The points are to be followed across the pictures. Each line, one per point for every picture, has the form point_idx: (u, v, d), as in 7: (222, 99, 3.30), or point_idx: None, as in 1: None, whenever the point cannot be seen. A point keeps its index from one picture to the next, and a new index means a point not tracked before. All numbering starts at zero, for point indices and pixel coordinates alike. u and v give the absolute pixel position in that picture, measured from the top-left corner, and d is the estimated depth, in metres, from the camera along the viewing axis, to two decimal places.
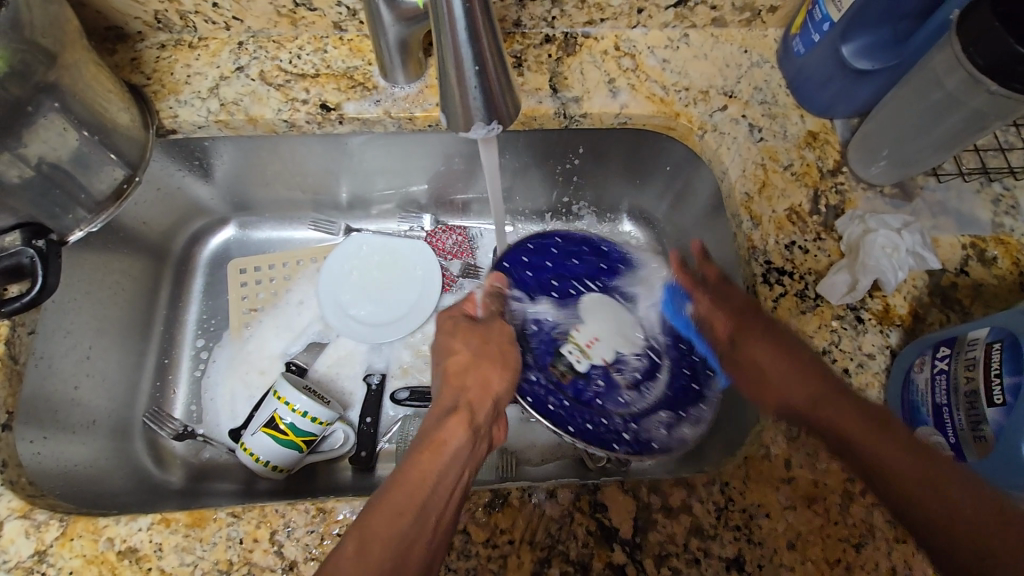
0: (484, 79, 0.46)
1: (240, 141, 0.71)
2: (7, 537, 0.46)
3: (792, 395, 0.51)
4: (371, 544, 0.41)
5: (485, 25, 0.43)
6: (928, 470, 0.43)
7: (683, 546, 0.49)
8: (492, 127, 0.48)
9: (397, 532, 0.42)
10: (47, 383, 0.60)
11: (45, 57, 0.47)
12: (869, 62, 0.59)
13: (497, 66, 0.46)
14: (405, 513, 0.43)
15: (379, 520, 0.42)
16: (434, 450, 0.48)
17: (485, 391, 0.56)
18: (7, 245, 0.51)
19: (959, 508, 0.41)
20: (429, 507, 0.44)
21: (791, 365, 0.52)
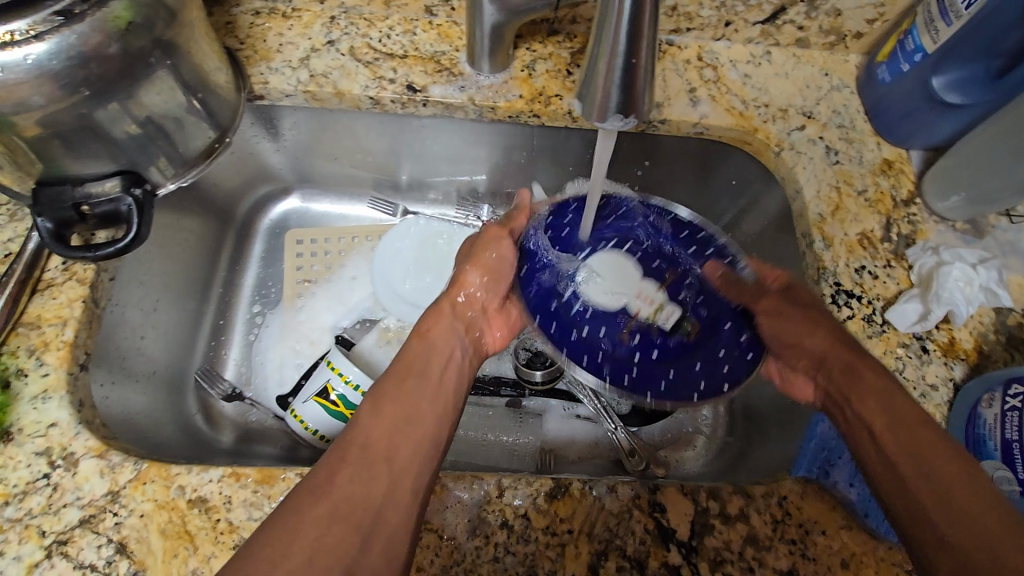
0: (632, 75, 0.40)
1: (317, 112, 0.72)
2: (81, 475, 0.47)
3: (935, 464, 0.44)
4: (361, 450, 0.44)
5: (650, 11, 0.38)
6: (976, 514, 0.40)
7: (738, 554, 0.49)
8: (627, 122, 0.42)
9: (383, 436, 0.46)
10: (119, 329, 0.63)
11: (166, 13, 0.48)
12: (959, 95, 0.59)
13: (650, 62, 0.40)
14: (391, 418, 0.47)
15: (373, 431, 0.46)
16: (410, 357, 0.53)
17: (457, 304, 0.59)
18: (107, 191, 0.52)
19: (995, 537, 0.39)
20: (416, 402, 0.49)
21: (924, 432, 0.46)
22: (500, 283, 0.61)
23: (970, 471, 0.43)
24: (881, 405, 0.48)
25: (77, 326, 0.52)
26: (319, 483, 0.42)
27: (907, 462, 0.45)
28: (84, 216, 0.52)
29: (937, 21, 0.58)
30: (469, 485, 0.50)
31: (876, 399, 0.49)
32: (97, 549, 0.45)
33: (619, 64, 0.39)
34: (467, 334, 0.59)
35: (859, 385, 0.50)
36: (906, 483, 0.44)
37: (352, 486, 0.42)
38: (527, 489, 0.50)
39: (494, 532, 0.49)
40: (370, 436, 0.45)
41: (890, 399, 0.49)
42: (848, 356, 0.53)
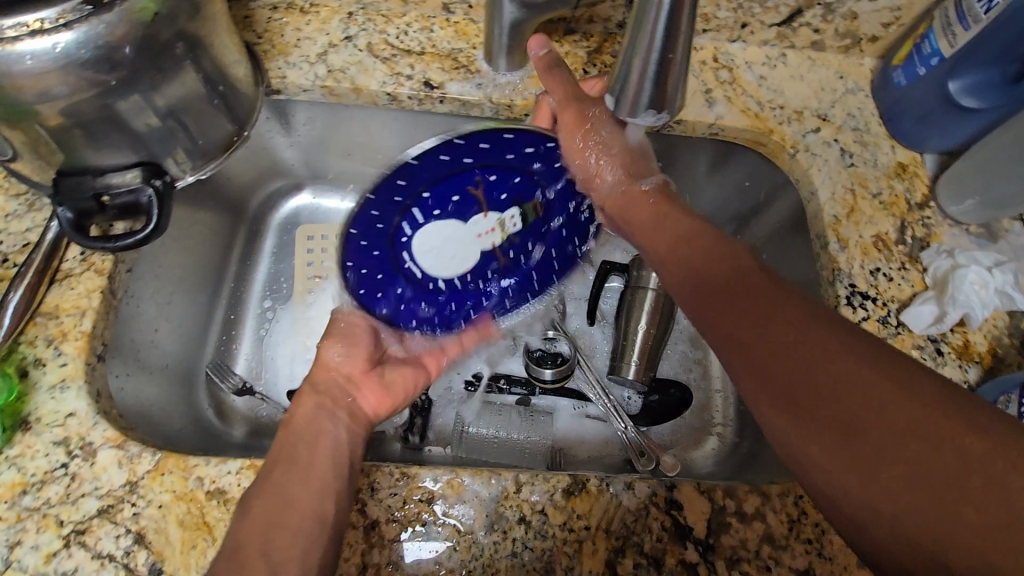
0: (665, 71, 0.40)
1: (332, 108, 0.72)
2: (100, 465, 0.47)
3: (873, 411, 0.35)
4: (266, 512, 0.44)
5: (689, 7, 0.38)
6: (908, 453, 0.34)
7: (754, 552, 0.49)
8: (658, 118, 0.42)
9: (276, 489, 0.45)
10: (135, 321, 0.63)
11: (190, 6, 0.48)
12: (974, 99, 0.60)
13: (683, 59, 0.40)
14: (285, 468, 0.47)
15: (264, 488, 0.45)
16: (293, 427, 0.52)
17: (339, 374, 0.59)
18: (127, 181, 0.52)
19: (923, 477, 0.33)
20: (302, 473, 0.47)
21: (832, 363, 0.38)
22: (360, 347, 0.61)
23: (929, 432, 0.34)
24: (767, 350, 0.40)
25: (95, 317, 0.52)
26: (243, 543, 0.42)
27: (805, 410, 0.38)
28: (104, 207, 0.52)
29: (955, 25, 0.58)
30: (486, 481, 0.50)
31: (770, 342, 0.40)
32: (115, 539, 0.45)
33: (654, 60, 0.39)
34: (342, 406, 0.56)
35: (731, 327, 0.43)
36: (835, 429, 0.36)
37: (262, 542, 0.42)
38: (544, 486, 0.50)
39: (513, 527, 0.49)
40: (255, 506, 0.44)
41: (777, 314, 0.41)
42: (730, 274, 0.45)
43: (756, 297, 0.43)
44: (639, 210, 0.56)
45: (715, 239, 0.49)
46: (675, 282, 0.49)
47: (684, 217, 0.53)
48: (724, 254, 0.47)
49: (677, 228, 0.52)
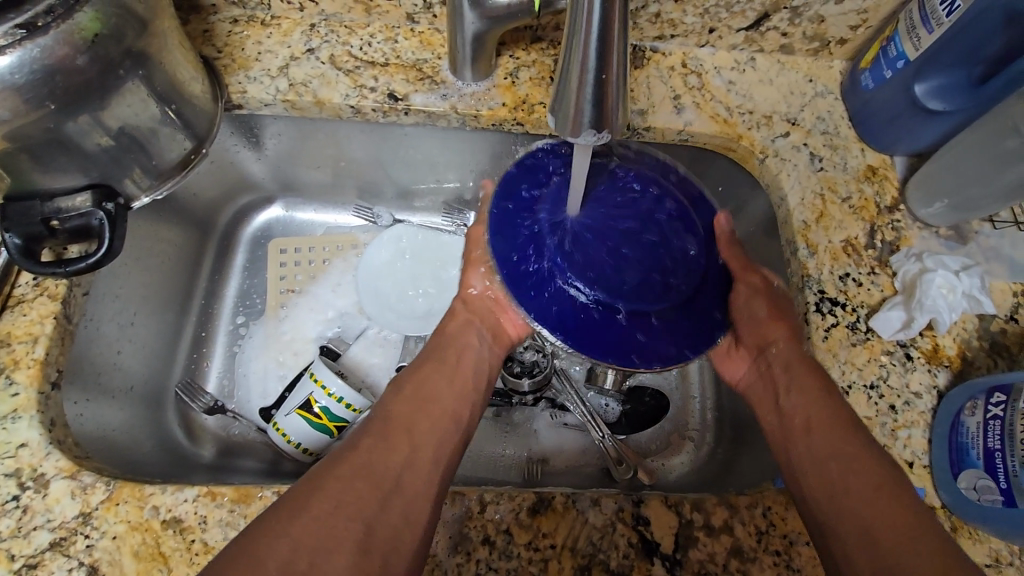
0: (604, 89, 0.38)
1: (298, 121, 0.71)
2: (53, 497, 0.46)
3: (873, 516, 0.44)
4: (376, 461, 0.46)
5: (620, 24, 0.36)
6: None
7: (722, 566, 0.49)
8: (601, 136, 0.40)
9: (390, 453, 0.47)
10: (94, 345, 0.62)
11: (137, 23, 0.47)
12: (940, 102, 0.59)
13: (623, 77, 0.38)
14: (403, 440, 0.49)
15: (381, 444, 0.48)
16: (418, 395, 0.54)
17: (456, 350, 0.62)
18: (77, 205, 0.51)
19: None
20: (408, 450, 0.48)
21: (876, 490, 0.45)
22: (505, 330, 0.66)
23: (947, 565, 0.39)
24: (848, 495, 0.46)
25: (48, 344, 0.51)
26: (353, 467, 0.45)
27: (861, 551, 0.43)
28: (55, 231, 0.51)
29: (919, 27, 0.58)
30: (450, 501, 0.49)
31: (835, 464, 0.48)
32: (67, 572, 0.44)
33: (590, 78, 0.37)
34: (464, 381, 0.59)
35: (828, 470, 0.48)
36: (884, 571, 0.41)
37: (349, 493, 0.43)
38: (509, 504, 0.50)
39: (476, 549, 0.48)
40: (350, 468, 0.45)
41: (862, 470, 0.47)
42: (827, 421, 0.51)
43: (832, 421, 0.51)
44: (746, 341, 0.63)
45: (825, 390, 0.53)
46: (789, 426, 0.54)
47: (806, 359, 0.57)
48: (823, 405, 0.52)
49: (799, 379, 0.55)
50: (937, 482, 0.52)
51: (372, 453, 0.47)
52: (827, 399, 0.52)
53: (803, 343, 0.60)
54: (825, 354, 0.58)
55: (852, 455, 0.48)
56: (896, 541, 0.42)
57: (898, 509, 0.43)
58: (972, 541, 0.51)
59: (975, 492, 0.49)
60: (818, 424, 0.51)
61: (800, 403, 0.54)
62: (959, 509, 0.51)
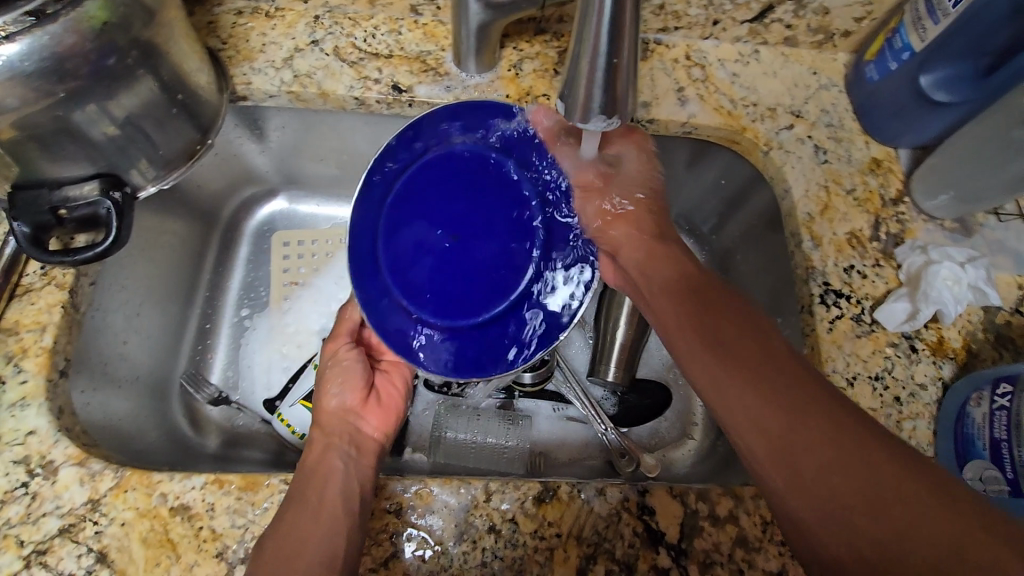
0: (615, 73, 0.38)
1: (301, 113, 0.71)
2: (62, 483, 0.46)
3: (799, 410, 0.42)
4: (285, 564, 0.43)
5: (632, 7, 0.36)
6: (874, 480, 0.38)
7: (727, 556, 0.49)
8: (612, 122, 0.41)
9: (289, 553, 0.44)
10: (101, 335, 0.62)
11: (143, 13, 0.47)
12: (946, 94, 0.59)
13: (633, 59, 0.39)
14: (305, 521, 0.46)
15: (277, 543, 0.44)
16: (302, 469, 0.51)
17: (336, 412, 0.59)
18: (85, 194, 0.51)
19: (906, 499, 0.37)
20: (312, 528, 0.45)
21: (796, 384, 0.44)
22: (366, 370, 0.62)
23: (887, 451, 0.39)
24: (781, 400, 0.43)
25: (56, 332, 0.51)
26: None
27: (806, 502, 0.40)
28: (62, 220, 0.52)
29: (925, 19, 0.58)
30: (456, 490, 0.50)
31: (747, 359, 0.47)
32: (77, 558, 0.44)
33: (602, 63, 0.38)
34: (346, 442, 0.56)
35: (770, 421, 0.43)
36: (827, 498, 0.39)
37: None
38: (515, 493, 0.50)
39: (482, 537, 0.48)
40: (266, 546, 0.44)
41: (773, 367, 0.45)
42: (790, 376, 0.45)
43: (728, 323, 0.50)
44: (645, 273, 0.58)
45: (727, 305, 0.51)
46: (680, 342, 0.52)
47: (730, 296, 0.52)
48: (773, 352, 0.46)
49: (733, 324, 0.49)
50: None
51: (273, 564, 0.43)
52: (757, 339, 0.48)
53: (807, 335, 0.60)
54: (830, 345, 0.58)
55: (757, 356, 0.47)
56: (830, 435, 0.41)
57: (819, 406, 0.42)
58: None
59: (981, 483, 0.49)
60: (729, 326, 0.49)
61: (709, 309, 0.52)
62: None
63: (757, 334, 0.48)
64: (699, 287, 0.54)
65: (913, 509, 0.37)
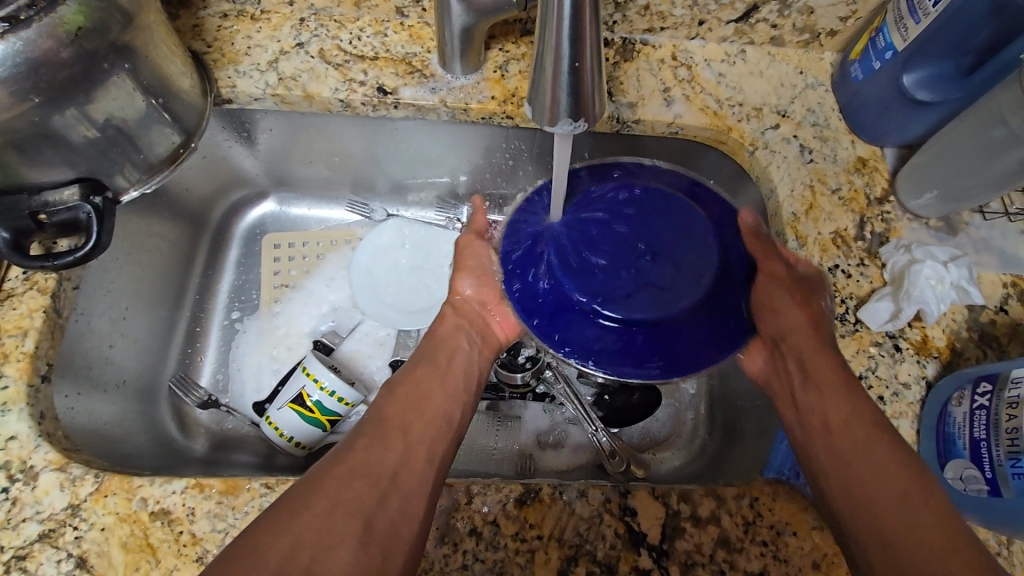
0: (579, 77, 0.39)
1: (290, 115, 0.71)
2: (42, 488, 0.46)
3: (884, 490, 0.45)
4: (365, 469, 0.45)
5: (590, 13, 0.37)
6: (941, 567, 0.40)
7: (709, 557, 0.49)
8: (578, 126, 0.41)
9: (376, 458, 0.46)
10: (85, 339, 0.62)
11: (121, 16, 0.47)
12: (928, 93, 0.59)
13: (596, 64, 0.39)
14: (392, 438, 0.48)
15: (367, 446, 0.46)
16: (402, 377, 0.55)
17: (471, 301, 0.63)
18: (64, 199, 0.51)
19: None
20: (391, 447, 0.47)
21: (886, 465, 0.46)
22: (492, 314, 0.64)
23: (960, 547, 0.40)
24: (867, 478, 0.46)
25: (37, 338, 0.51)
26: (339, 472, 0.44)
27: (878, 557, 0.42)
28: (42, 224, 0.52)
29: (906, 18, 0.58)
30: (437, 492, 0.50)
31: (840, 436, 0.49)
32: (56, 563, 0.44)
33: (564, 67, 0.38)
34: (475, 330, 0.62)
35: (851, 474, 0.47)
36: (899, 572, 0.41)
37: (347, 488, 0.43)
38: (496, 496, 0.50)
39: (463, 539, 0.48)
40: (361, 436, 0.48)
41: (871, 447, 0.47)
42: (846, 421, 0.50)
43: (830, 397, 0.51)
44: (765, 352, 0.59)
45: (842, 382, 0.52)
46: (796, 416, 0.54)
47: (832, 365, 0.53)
48: (846, 404, 0.50)
49: (817, 372, 0.53)
50: None
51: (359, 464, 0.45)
52: (863, 416, 0.49)
53: None
54: None
55: (863, 435, 0.48)
56: (912, 519, 0.42)
57: (907, 490, 0.44)
58: None
59: (961, 482, 0.49)
60: (832, 397, 0.51)
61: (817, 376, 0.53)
62: None
63: (859, 407, 0.50)
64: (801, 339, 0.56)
65: None
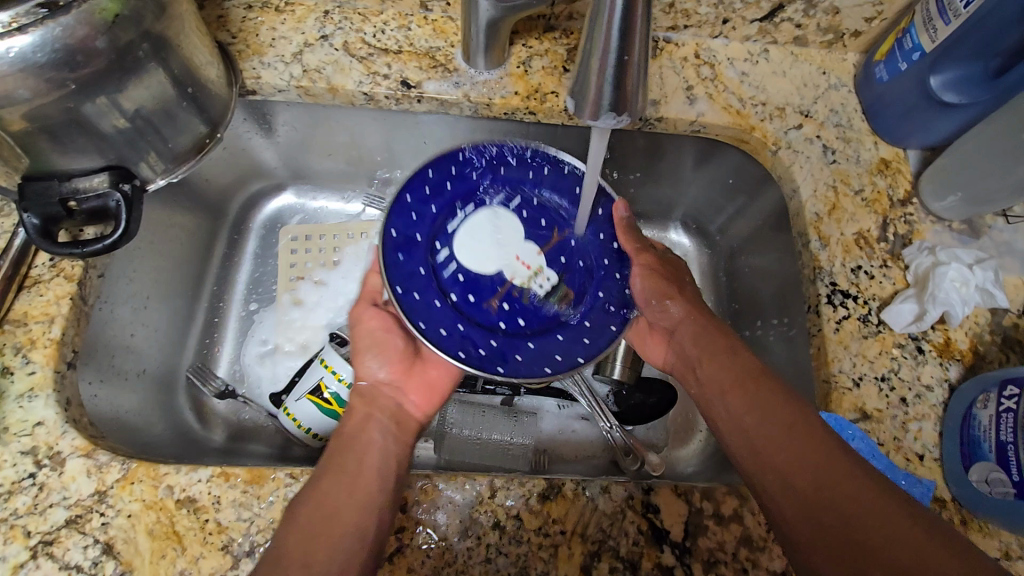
0: (625, 71, 0.39)
1: (311, 108, 0.71)
2: (68, 475, 0.46)
3: (781, 450, 0.47)
4: (308, 542, 0.43)
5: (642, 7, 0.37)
6: (854, 501, 0.42)
7: (731, 555, 0.49)
8: (620, 119, 0.42)
9: (319, 527, 0.44)
10: (107, 327, 0.62)
11: (155, 5, 0.47)
12: (956, 95, 0.59)
13: (642, 59, 0.40)
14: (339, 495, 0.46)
15: (306, 522, 0.44)
16: (339, 438, 0.51)
17: (375, 384, 0.56)
18: (94, 186, 0.51)
19: (877, 510, 0.42)
20: (348, 509, 0.45)
21: (784, 418, 0.48)
22: (393, 350, 0.57)
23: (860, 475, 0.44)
24: (770, 437, 0.48)
25: (64, 324, 0.52)
26: (286, 553, 0.42)
27: (788, 504, 0.45)
28: (72, 212, 0.52)
29: (936, 19, 0.57)
30: (460, 485, 0.50)
31: (745, 395, 0.51)
32: (83, 549, 0.44)
33: (611, 61, 0.39)
34: (386, 417, 0.53)
35: (762, 445, 0.48)
36: (815, 521, 0.43)
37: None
38: (519, 490, 0.50)
39: (487, 533, 0.48)
40: (302, 514, 0.44)
41: (774, 408, 0.49)
42: (779, 424, 0.48)
43: (726, 368, 0.53)
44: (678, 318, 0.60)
45: (733, 349, 0.55)
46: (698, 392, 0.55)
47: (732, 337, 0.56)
48: (746, 369, 0.53)
49: (715, 365, 0.54)
50: (947, 474, 0.53)
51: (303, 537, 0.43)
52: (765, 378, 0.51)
53: (813, 336, 0.60)
54: (837, 346, 0.58)
55: (767, 395, 0.50)
56: (806, 461, 0.45)
57: (804, 436, 0.46)
58: (981, 532, 0.51)
59: (986, 485, 0.49)
60: (723, 366, 0.54)
61: (699, 349, 0.57)
62: (970, 502, 0.51)
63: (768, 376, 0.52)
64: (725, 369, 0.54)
65: (888, 517, 0.41)
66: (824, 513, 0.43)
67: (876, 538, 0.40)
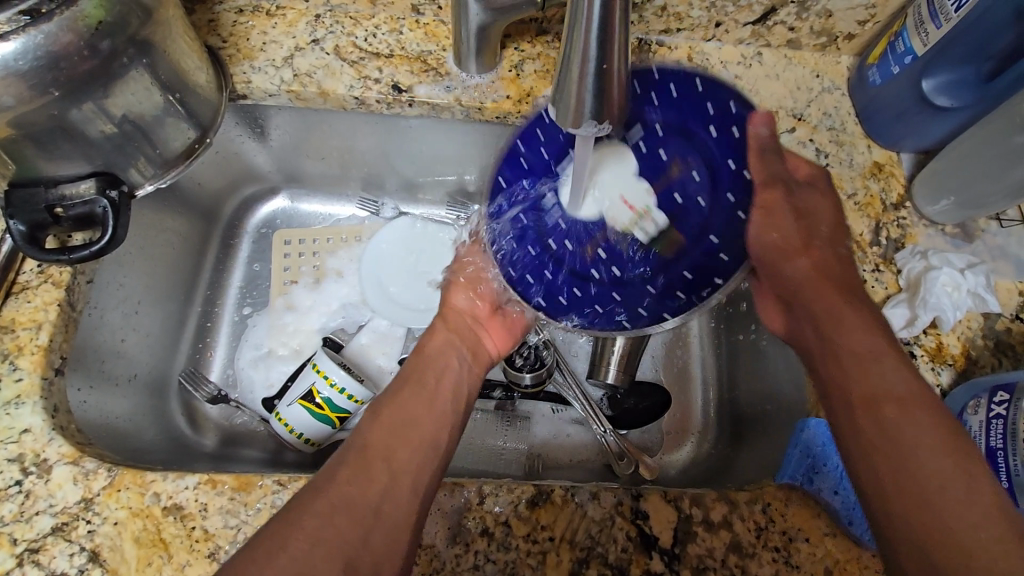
0: (606, 79, 0.38)
1: (303, 112, 0.71)
2: (55, 481, 0.46)
3: (885, 412, 0.45)
4: (375, 459, 0.46)
5: (622, 16, 0.36)
6: (943, 492, 0.40)
7: (721, 561, 0.48)
8: (602, 127, 0.40)
9: (387, 446, 0.47)
10: (97, 332, 0.62)
11: (141, 11, 0.47)
12: (948, 98, 0.59)
13: (624, 67, 0.39)
14: (405, 433, 0.48)
15: (377, 437, 0.47)
16: (423, 352, 0.58)
17: (462, 312, 0.64)
18: (81, 192, 0.51)
19: (970, 512, 0.39)
20: (411, 435, 0.48)
21: (897, 387, 0.46)
22: (486, 291, 0.64)
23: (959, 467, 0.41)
24: (878, 401, 0.46)
25: (51, 331, 0.51)
26: (357, 461, 0.45)
27: (886, 479, 0.43)
28: (59, 218, 0.51)
29: (928, 23, 0.57)
30: (449, 492, 0.50)
31: (855, 352, 0.48)
32: (69, 557, 0.44)
33: (592, 69, 0.37)
34: (466, 345, 0.61)
35: (874, 407, 0.45)
36: (901, 495, 0.42)
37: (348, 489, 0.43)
38: (508, 496, 0.50)
39: (475, 540, 0.48)
40: (370, 433, 0.48)
41: (891, 369, 0.46)
42: (898, 391, 0.45)
43: (846, 317, 0.51)
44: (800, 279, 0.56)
45: (849, 301, 0.52)
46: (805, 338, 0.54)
47: (843, 283, 0.54)
48: (861, 324, 0.50)
49: (820, 305, 0.53)
50: None
51: (370, 450, 0.46)
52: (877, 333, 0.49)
53: None
54: None
55: (884, 356, 0.48)
56: (915, 440, 0.43)
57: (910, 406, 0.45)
58: None
59: None
60: (830, 310, 0.52)
61: (809, 293, 0.54)
62: None
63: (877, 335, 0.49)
64: (816, 295, 0.54)
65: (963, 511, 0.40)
66: (914, 492, 0.41)
67: (958, 536, 0.39)
